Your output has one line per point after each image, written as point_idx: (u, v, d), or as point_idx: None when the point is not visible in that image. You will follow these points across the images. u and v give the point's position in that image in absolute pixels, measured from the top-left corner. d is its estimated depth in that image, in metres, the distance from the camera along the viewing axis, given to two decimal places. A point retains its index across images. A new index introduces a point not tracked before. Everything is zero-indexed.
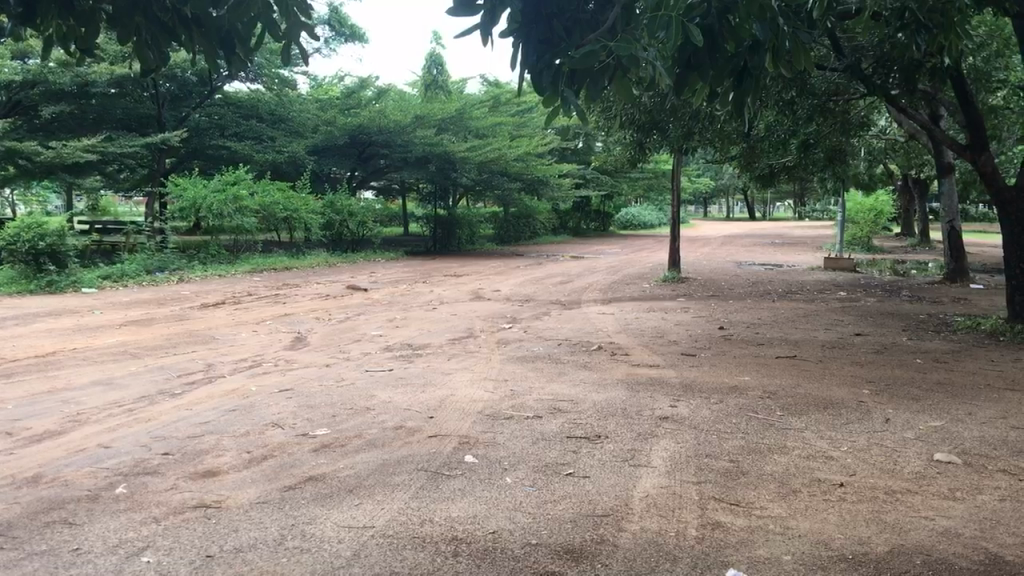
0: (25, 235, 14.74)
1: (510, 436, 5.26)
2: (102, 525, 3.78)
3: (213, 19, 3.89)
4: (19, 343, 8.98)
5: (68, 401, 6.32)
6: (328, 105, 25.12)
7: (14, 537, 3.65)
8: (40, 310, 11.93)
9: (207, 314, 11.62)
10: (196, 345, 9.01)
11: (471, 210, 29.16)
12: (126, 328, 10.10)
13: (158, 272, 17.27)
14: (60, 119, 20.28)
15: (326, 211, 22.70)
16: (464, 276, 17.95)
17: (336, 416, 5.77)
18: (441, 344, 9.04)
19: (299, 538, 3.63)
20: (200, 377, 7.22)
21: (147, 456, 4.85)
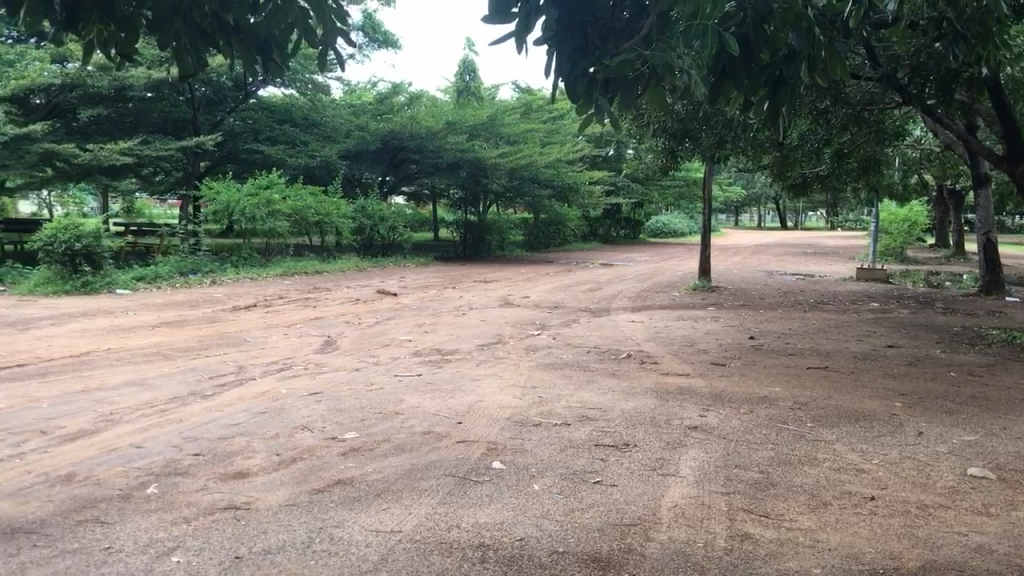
0: (62, 237, 14.97)
1: (538, 443, 5.26)
2: (133, 525, 3.82)
3: (249, 24, 3.92)
4: (55, 343, 9.12)
5: (102, 400, 6.41)
6: (360, 111, 25.29)
7: (47, 535, 3.70)
8: (74, 310, 12.09)
9: (238, 316, 11.72)
10: (228, 347, 9.09)
11: (501, 216, 29.18)
12: (158, 330, 10.22)
13: (191, 274, 17.48)
14: (98, 122, 20.59)
15: (357, 217, 22.84)
16: (493, 283, 17.96)
17: (365, 420, 5.80)
18: (470, 350, 9.07)
19: (327, 542, 3.64)
20: (231, 379, 7.28)
21: (179, 456, 4.91)
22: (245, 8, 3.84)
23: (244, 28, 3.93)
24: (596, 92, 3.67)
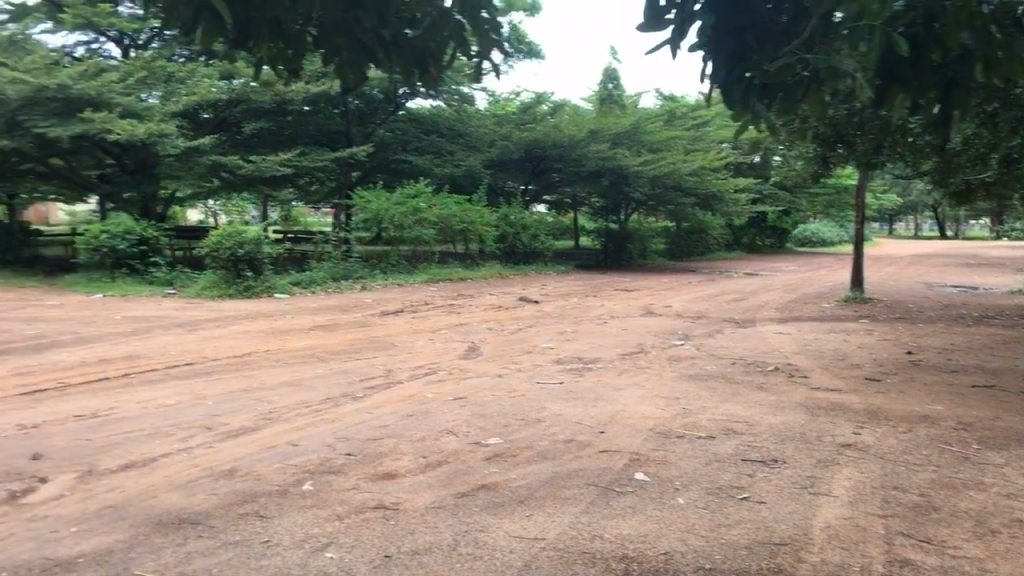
0: (226, 244, 16.00)
1: (683, 455, 5.16)
2: (290, 520, 3.98)
3: (408, 38, 4.01)
4: (219, 344, 9.66)
5: (261, 399, 6.74)
6: (505, 120, 25.64)
7: (212, 526, 3.91)
8: (236, 313, 12.77)
9: (387, 321, 12.08)
10: (377, 351, 9.38)
11: (643, 225, 28.89)
12: (313, 333, 10.66)
13: (343, 279, 18.16)
14: (260, 135, 21.72)
15: (500, 225, 23.14)
16: (635, 292, 17.83)
17: (509, 426, 5.86)
18: (612, 359, 9.02)
19: (472, 545, 3.69)
20: (380, 382, 7.50)
21: (332, 455, 5.10)
22: (402, 22, 3.92)
23: (402, 41, 4.01)
24: (752, 98, 3.70)
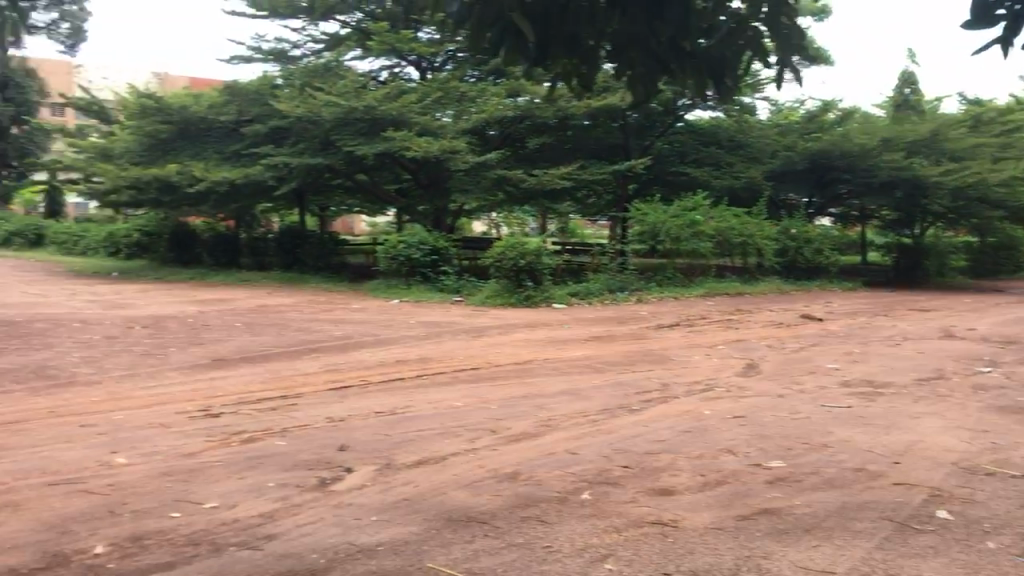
0: (509, 254, 16.79)
1: (993, 495, 4.67)
2: (571, 528, 4.05)
3: (703, 48, 3.98)
4: (502, 350, 10.08)
5: (541, 406, 6.93)
6: (788, 130, 24.69)
7: (496, 527, 4.06)
8: (517, 321, 13.26)
9: (662, 335, 12.01)
10: (653, 364, 9.34)
11: (942, 239, 26.58)
12: (589, 343, 10.83)
13: (619, 291, 18.32)
14: (542, 149, 22.45)
15: (781, 239, 22.24)
16: (932, 312, 16.45)
17: (791, 450, 5.59)
18: (906, 384, 8.36)
19: (754, 572, 3.55)
20: (656, 396, 7.46)
21: (610, 466, 5.13)
22: (699, 33, 3.87)
23: (698, 52, 3.97)
24: None
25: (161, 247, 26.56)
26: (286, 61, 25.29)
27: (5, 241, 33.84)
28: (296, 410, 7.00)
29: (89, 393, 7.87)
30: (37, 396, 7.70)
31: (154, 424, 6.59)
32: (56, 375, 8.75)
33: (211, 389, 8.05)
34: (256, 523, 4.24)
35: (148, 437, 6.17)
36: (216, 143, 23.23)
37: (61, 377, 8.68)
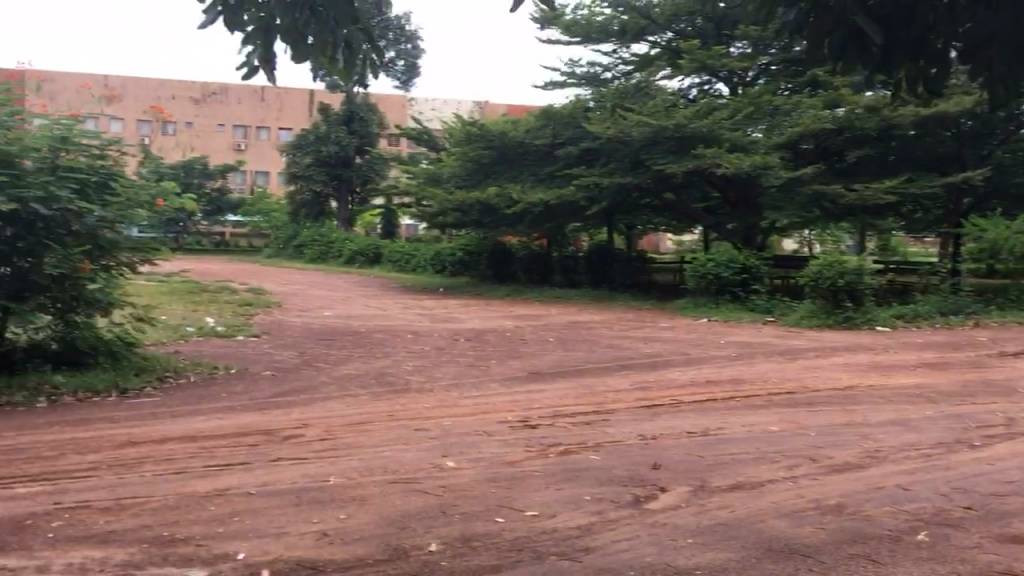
0: (826, 272, 15.97)
1: None
2: (906, 571, 3.73)
3: None
4: (820, 375, 9.57)
5: (867, 436, 6.48)
6: None
7: (822, 562, 3.85)
8: (835, 344, 12.55)
9: (1007, 364, 10.78)
10: (996, 396, 8.40)
11: None
12: (920, 370, 9.97)
13: (952, 314, 16.75)
14: (862, 162, 21.05)
15: None
16: None
17: None
18: None
19: None
20: (1002, 432, 6.68)
21: (949, 507, 4.67)
22: None
23: None
24: None
25: (481, 265, 28.28)
26: (598, 83, 25.99)
27: (350, 259, 37.81)
28: (609, 425, 7.11)
29: (422, 399, 8.52)
30: (379, 400, 8.48)
31: (479, 431, 6.99)
32: (393, 381, 9.58)
33: (529, 401, 8.40)
34: (575, 534, 4.34)
35: (475, 443, 6.55)
36: (532, 166, 24.37)
37: (397, 383, 9.50)
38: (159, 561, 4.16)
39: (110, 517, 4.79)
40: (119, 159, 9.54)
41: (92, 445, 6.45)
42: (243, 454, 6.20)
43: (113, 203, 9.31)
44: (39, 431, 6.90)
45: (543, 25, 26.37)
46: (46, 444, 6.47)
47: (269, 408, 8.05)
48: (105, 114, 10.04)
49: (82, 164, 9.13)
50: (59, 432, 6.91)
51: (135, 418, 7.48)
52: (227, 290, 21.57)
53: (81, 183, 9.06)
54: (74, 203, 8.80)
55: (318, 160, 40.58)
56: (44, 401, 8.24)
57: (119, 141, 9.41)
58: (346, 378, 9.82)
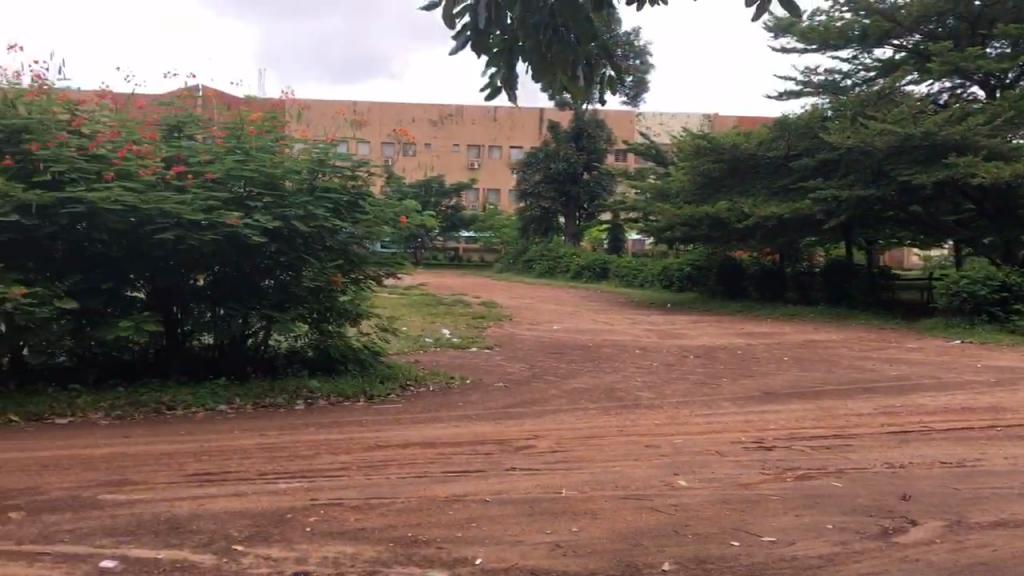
0: None
1: None
2: None
3: None
4: None
5: None
6: None
7: None
8: None
9: None
10: None
11: None
12: None
13: None
14: None
15: None
16: None
17: None
18: None
19: None
20: None
21: None
22: None
23: None
24: None
25: (710, 281, 27.71)
26: (837, 91, 24.86)
27: (577, 274, 38.27)
28: (851, 451, 6.74)
29: (652, 415, 8.46)
30: (608, 414, 8.50)
31: (711, 451, 6.84)
32: (622, 397, 9.58)
33: (764, 422, 8.11)
34: (816, 564, 4.20)
35: (707, 463, 6.42)
36: (765, 179, 23.67)
37: (627, 399, 9.47)
38: (402, 560, 4.37)
39: (359, 515, 5.10)
40: (368, 179, 10.28)
41: (343, 447, 6.92)
42: (479, 462, 6.42)
43: (362, 221, 10.07)
44: (298, 432, 7.48)
45: (776, 34, 25.71)
46: (304, 444, 7.00)
47: (502, 418, 8.30)
48: (356, 138, 10.82)
49: (336, 185, 9.93)
50: (315, 433, 7.45)
51: (381, 423, 7.94)
52: (461, 303, 22.47)
53: (335, 202, 9.85)
54: (330, 220, 9.57)
55: (547, 177, 41.49)
56: (303, 404, 8.93)
57: (368, 163, 10.11)
58: (576, 391, 9.93)
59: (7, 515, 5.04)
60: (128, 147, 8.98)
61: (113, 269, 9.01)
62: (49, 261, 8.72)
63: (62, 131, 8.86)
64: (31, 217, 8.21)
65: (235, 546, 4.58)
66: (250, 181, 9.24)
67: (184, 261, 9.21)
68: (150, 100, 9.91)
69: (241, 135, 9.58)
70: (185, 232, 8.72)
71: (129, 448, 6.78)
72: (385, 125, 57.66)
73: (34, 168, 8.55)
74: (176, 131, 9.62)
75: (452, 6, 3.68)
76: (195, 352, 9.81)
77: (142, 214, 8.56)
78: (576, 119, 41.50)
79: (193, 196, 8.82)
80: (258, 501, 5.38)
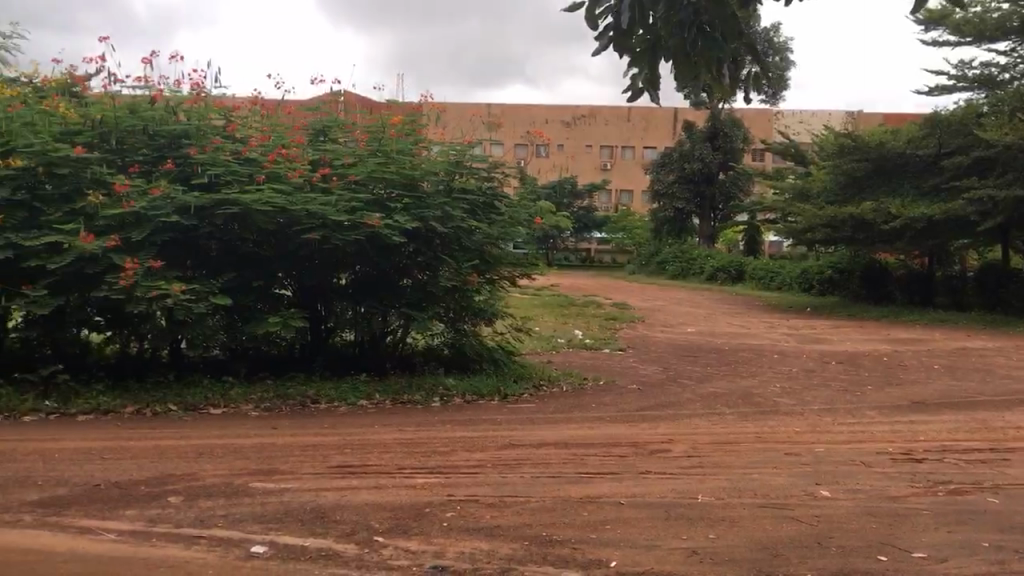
0: None
1: None
2: None
3: None
4: None
5: None
6: None
7: None
8: None
9: None
10: None
11: None
12: None
13: None
14: None
15: None
16: None
17: None
18: None
19: None
20: None
21: None
22: None
23: None
24: None
25: (853, 284, 26.66)
26: (994, 85, 23.51)
27: (711, 276, 37.56)
28: (1009, 466, 6.37)
29: (792, 422, 8.21)
30: (745, 420, 8.30)
31: (856, 461, 6.57)
32: (760, 402, 9.33)
33: (914, 433, 7.74)
34: None
35: (852, 473, 6.18)
36: (914, 178, 22.64)
37: (765, 405, 9.22)
38: (538, 560, 4.39)
39: (494, 513, 5.16)
40: (503, 180, 10.41)
41: (479, 444, 7.01)
42: (613, 464, 6.39)
43: (497, 222, 10.22)
44: (434, 428, 7.64)
45: (926, 27, 24.58)
46: (440, 440, 7.14)
47: (636, 420, 8.23)
48: (491, 140, 10.97)
49: (473, 186, 10.10)
50: (450, 430, 7.58)
51: (515, 422, 8.01)
52: (593, 304, 22.42)
53: (471, 203, 10.03)
54: (467, 221, 9.75)
55: (681, 178, 40.94)
56: (439, 401, 9.11)
57: (504, 165, 10.24)
58: (712, 395, 9.73)
59: (167, 499, 5.35)
60: (277, 151, 9.39)
61: (262, 268, 9.42)
62: (205, 259, 9.20)
63: (218, 136, 9.34)
64: (189, 217, 8.68)
65: (376, 538, 4.71)
66: (390, 183, 9.50)
67: (328, 261, 9.56)
68: (297, 106, 10.32)
69: (382, 139, 9.87)
70: (330, 232, 9.06)
71: (275, 439, 7.08)
72: (519, 127, 58.21)
73: (192, 171, 9.05)
74: (322, 135, 9.99)
75: (595, 6, 3.68)
76: (337, 350, 10.15)
77: (290, 215, 8.91)
78: (712, 119, 40.75)
79: (337, 198, 9.15)
80: (397, 495, 5.52)
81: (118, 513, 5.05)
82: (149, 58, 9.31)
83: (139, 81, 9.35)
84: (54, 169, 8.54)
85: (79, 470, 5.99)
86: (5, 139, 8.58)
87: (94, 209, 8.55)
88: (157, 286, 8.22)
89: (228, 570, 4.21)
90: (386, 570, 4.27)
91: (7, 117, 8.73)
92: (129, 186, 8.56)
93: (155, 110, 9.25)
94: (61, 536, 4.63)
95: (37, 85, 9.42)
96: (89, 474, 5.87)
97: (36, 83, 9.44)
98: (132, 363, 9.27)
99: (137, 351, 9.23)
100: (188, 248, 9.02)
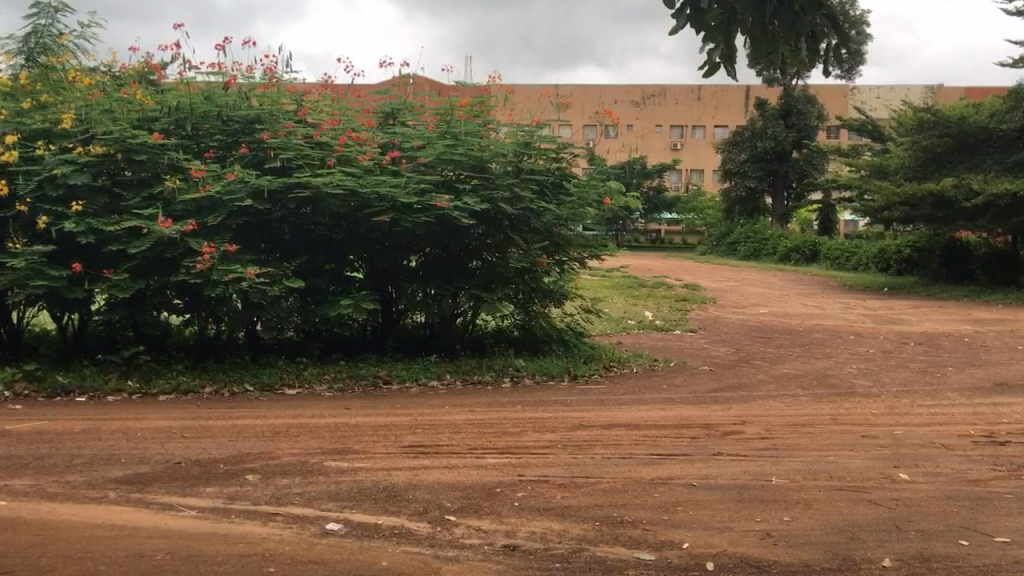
0: None
1: None
2: None
3: None
4: None
5: None
6: None
7: None
8: None
9: None
10: None
11: None
12: None
13: None
14: None
15: None
16: None
17: None
18: None
19: None
20: None
21: None
22: None
23: None
24: None
25: (933, 263, 25.81)
26: None
27: (784, 256, 36.81)
28: None
29: (870, 404, 8.03)
30: (821, 402, 8.14)
31: (936, 444, 6.40)
32: (837, 384, 9.13)
33: (996, 415, 7.48)
34: None
35: (931, 456, 6.01)
36: (996, 153, 21.80)
37: (841, 386, 9.02)
38: (609, 540, 4.38)
39: (565, 493, 5.16)
40: (572, 161, 10.34)
41: (550, 425, 7.02)
42: (685, 446, 6.32)
43: (566, 203, 10.22)
44: (503, 409, 7.68)
45: None
46: (511, 421, 7.17)
47: (706, 402, 8.12)
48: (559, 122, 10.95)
49: (543, 168, 10.08)
50: (520, 411, 7.61)
51: (584, 403, 8.00)
52: (663, 286, 22.10)
53: (539, 184, 10.01)
54: (535, 202, 9.73)
55: (754, 156, 40.24)
56: (509, 381, 9.17)
57: (572, 146, 10.20)
58: (785, 377, 9.56)
59: (245, 477, 5.48)
60: (346, 135, 9.50)
61: (334, 251, 9.55)
62: (280, 242, 9.39)
63: (289, 120, 9.49)
64: (262, 201, 8.83)
65: (448, 517, 4.75)
66: (458, 165, 9.51)
67: (398, 244, 9.66)
68: (367, 90, 10.50)
69: (451, 121, 9.92)
70: (400, 215, 9.14)
71: (350, 419, 7.19)
72: (587, 108, 57.82)
73: (265, 154, 9.20)
74: (391, 118, 10.08)
75: None
76: (408, 331, 10.28)
77: (360, 199, 9.02)
78: (785, 96, 39.83)
79: (406, 180, 9.23)
80: (469, 474, 5.56)
81: (199, 491, 5.19)
82: (222, 44, 9.46)
83: (213, 68, 9.53)
84: (133, 155, 8.79)
85: (161, 448, 6.18)
86: (86, 127, 8.83)
87: (172, 194, 8.81)
88: (232, 270, 8.39)
89: (304, 546, 4.30)
90: (458, 548, 4.31)
91: (87, 105, 8.98)
92: (205, 171, 8.78)
93: (228, 95, 9.44)
94: (143, 511, 4.79)
95: (115, 74, 9.70)
96: (170, 452, 6.04)
97: (114, 72, 9.72)
98: (210, 345, 9.53)
99: (214, 333, 9.46)
100: (262, 232, 9.20)
